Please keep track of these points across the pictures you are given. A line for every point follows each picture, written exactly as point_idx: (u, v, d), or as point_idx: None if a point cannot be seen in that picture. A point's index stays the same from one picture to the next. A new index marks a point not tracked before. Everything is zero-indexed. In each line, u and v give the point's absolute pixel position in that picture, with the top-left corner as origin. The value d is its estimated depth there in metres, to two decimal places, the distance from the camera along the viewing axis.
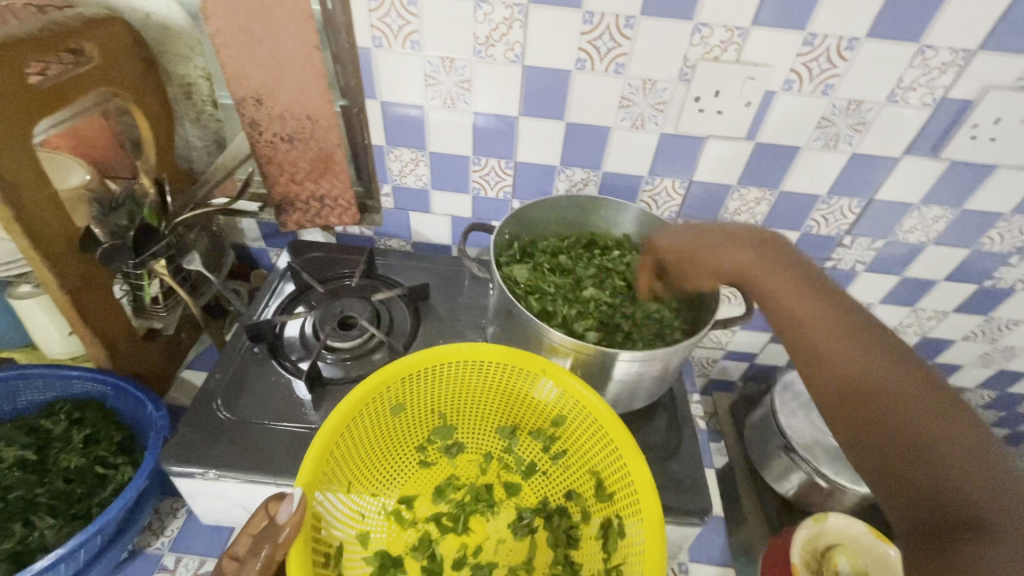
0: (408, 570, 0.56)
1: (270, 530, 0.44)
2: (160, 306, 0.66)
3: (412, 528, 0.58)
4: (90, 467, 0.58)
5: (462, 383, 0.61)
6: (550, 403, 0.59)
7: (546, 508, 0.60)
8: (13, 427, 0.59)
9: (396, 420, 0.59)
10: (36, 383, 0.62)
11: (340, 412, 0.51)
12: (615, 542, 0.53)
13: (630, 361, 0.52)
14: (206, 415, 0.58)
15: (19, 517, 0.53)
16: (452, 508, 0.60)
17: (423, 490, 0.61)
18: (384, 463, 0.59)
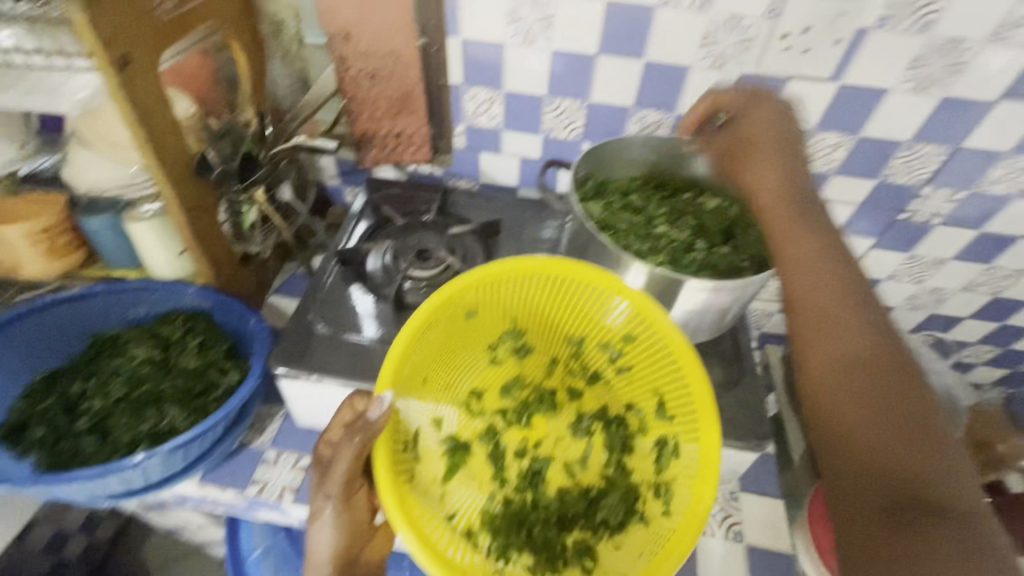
0: (476, 452, 0.62)
1: (367, 425, 0.49)
2: (257, 232, 0.73)
3: (480, 416, 0.65)
4: (205, 368, 0.65)
5: (537, 292, 0.62)
6: (621, 321, 0.61)
7: (605, 416, 0.65)
8: (139, 331, 0.68)
9: (471, 321, 0.62)
10: (154, 294, 0.69)
11: (420, 318, 0.54)
12: (668, 460, 0.57)
13: (700, 290, 0.55)
14: (305, 327, 0.65)
15: (152, 405, 0.61)
16: (516, 406, 0.66)
17: (490, 385, 0.66)
18: (461, 358, 0.63)
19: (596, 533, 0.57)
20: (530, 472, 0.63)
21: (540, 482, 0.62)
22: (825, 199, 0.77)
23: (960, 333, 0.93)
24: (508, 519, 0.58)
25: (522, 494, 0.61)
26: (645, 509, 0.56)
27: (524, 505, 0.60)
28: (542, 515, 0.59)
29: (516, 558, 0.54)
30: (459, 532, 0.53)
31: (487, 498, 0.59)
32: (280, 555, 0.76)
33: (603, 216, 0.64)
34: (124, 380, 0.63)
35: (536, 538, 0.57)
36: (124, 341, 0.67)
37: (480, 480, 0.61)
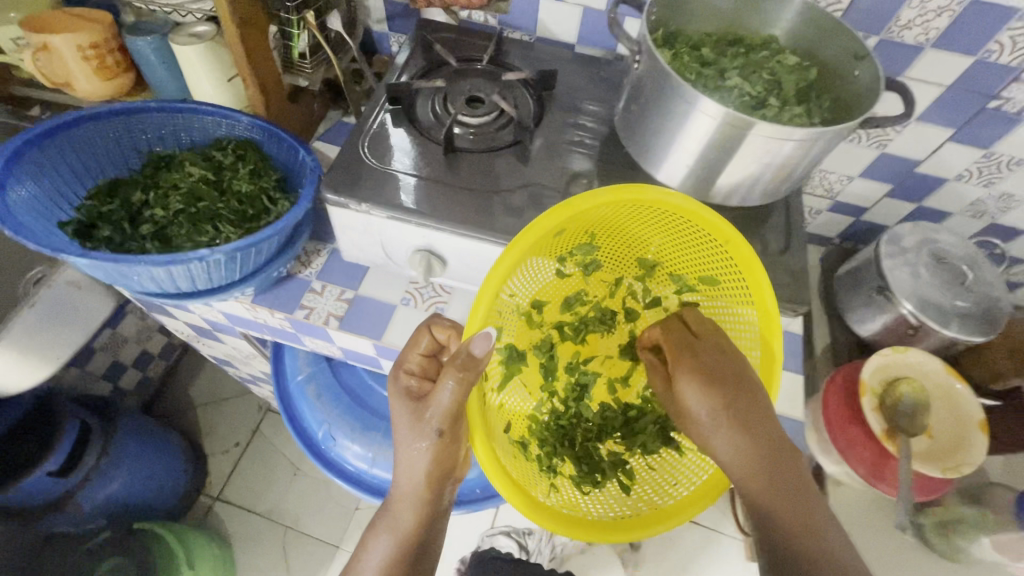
0: (531, 360, 0.68)
1: (469, 361, 0.52)
2: (307, 62, 0.71)
3: (540, 328, 0.69)
4: (258, 195, 0.66)
5: (630, 215, 0.61)
6: (711, 258, 0.62)
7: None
8: (193, 153, 0.68)
9: (554, 240, 0.60)
10: (207, 119, 0.69)
11: (517, 246, 0.49)
12: None
13: (787, 138, 0.51)
14: (355, 159, 0.64)
15: (208, 221, 0.63)
16: (573, 321, 0.72)
17: (554, 306, 0.69)
18: (539, 273, 0.64)
19: (630, 452, 0.67)
20: (576, 386, 0.71)
21: (584, 396, 0.71)
22: (911, 79, 0.71)
23: (1016, 248, 0.89)
24: (553, 432, 0.67)
25: (567, 410, 0.70)
26: (681, 441, 0.66)
27: (569, 420, 0.70)
28: (585, 431, 0.69)
29: (562, 469, 0.64)
30: (515, 444, 0.62)
31: (535, 406, 0.69)
32: (323, 382, 0.82)
33: (674, 60, 0.60)
34: (182, 194, 0.64)
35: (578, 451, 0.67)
36: (179, 160, 0.68)
37: (531, 390, 0.69)
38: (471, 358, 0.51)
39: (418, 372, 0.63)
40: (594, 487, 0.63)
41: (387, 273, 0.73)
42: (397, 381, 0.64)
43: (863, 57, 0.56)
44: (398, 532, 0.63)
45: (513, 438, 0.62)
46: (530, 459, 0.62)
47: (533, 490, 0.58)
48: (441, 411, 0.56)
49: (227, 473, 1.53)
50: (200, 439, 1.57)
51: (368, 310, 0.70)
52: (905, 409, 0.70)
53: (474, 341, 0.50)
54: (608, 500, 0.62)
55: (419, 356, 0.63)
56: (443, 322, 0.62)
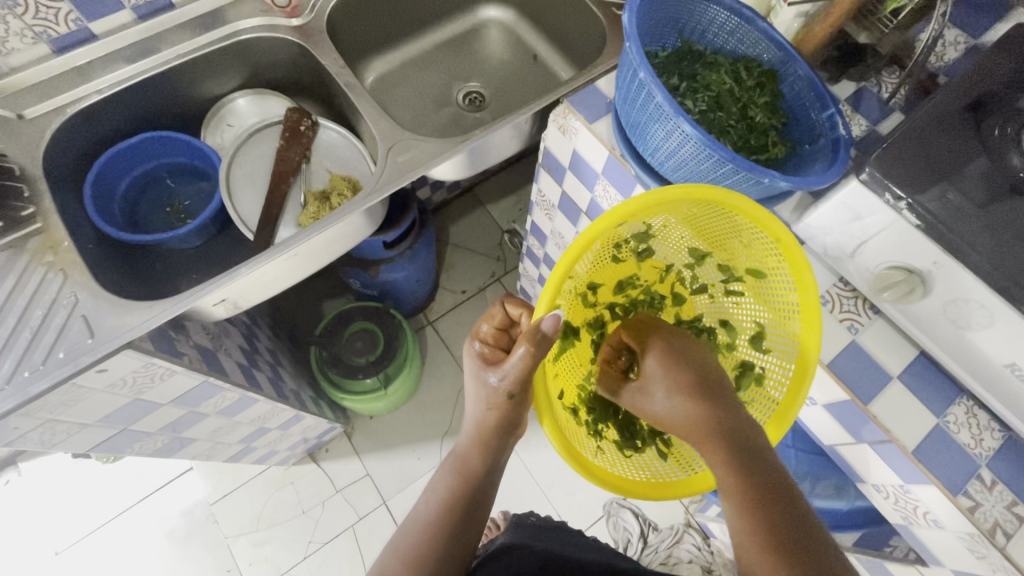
0: (583, 337, 0.72)
1: (542, 335, 0.57)
2: (891, 21, 0.68)
3: (594, 308, 0.72)
4: (766, 132, 0.64)
5: (695, 211, 0.62)
6: (761, 254, 0.63)
7: (670, 305, 0.75)
8: (724, 59, 0.67)
9: (617, 228, 0.61)
10: (750, 34, 0.67)
11: (586, 239, 0.57)
12: (747, 383, 0.68)
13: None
14: (904, 154, 0.56)
15: (719, 131, 0.63)
16: (625, 302, 0.75)
17: (612, 274, 0.71)
18: (600, 255, 0.65)
19: None
20: None
21: None
22: None
23: None
24: (599, 399, 0.72)
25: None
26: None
27: None
28: None
29: (606, 433, 0.70)
30: (567, 409, 0.67)
31: (585, 376, 0.73)
32: None
33: None
34: (709, 96, 0.64)
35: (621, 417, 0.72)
36: (711, 60, 0.67)
37: (582, 358, 0.73)
38: (543, 338, 0.57)
39: (490, 342, 0.69)
40: (634, 451, 0.70)
41: (817, 264, 0.70)
42: (466, 347, 0.69)
43: None
44: (465, 464, 0.68)
45: (565, 404, 0.67)
46: (580, 423, 0.68)
47: (585, 450, 0.64)
48: (514, 377, 0.61)
49: (446, 309, 1.72)
50: (442, 271, 1.76)
51: None
52: None
53: (544, 319, 0.57)
54: (651, 462, 0.69)
55: (491, 328, 0.69)
56: (514, 298, 0.68)
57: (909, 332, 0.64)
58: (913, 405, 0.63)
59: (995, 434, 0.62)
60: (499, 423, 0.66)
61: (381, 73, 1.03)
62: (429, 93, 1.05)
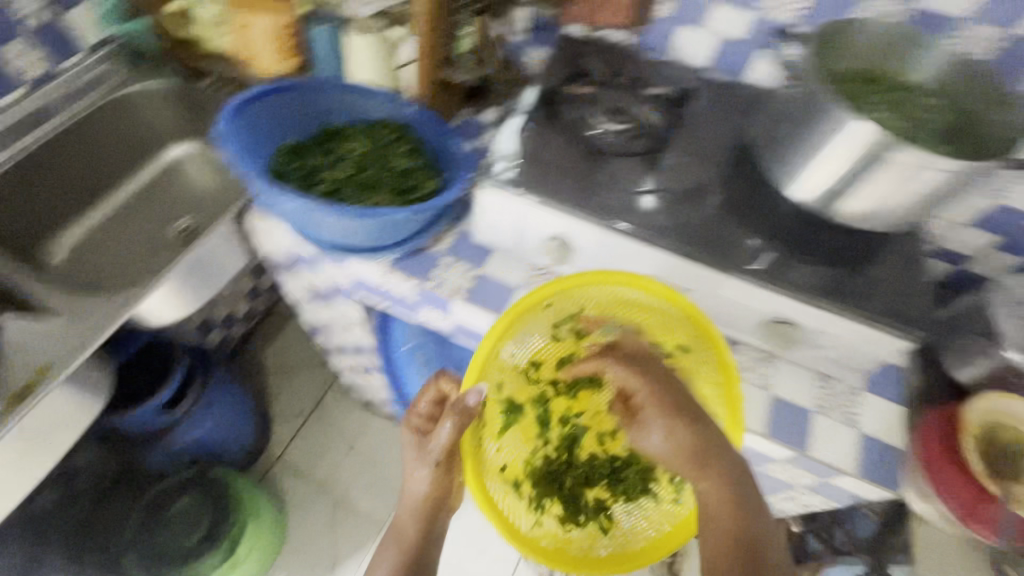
0: (527, 414, 0.72)
1: (464, 409, 0.63)
2: (468, 59, 0.80)
3: (537, 384, 0.73)
4: (415, 172, 0.74)
5: (598, 293, 0.69)
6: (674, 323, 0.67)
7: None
8: (359, 127, 0.76)
9: (540, 309, 0.68)
10: (373, 100, 0.77)
11: (509, 314, 0.65)
12: None
13: (938, 171, 0.55)
14: (502, 156, 0.70)
15: (374, 188, 0.71)
16: (569, 377, 0.74)
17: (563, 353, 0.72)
18: (529, 329, 0.69)
19: (613, 497, 0.70)
20: (567, 438, 0.74)
21: (574, 447, 0.74)
22: None
23: None
24: (545, 478, 0.70)
25: (559, 457, 0.73)
26: (656, 488, 0.68)
27: (560, 466, 0.72)
28: (573, 476, 0.72)
29: (549, 509, 0.68)
30: (505, 482, 0.67)
31: (531, 451, 0.72)
32: (429, 352, 0.88)
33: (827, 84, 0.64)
34: (349, 164, 0.72)
35: (565, 492, 0.70)
36: (349, 132, 0.76)
37: (526, 435, 0.72)
38: (466, 410, 0.63)
39: (424, 419, 0.73)
40: (574, 526, 0.68)
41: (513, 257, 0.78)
42: (403, 422, 0.74)
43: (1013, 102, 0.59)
44: (403, 533, 0.73)
45: (504, 478, 0.67)
46: (521, 498, 0.67)
47: (520, 521, 0.65)
48: (438, 451, 0.68)
49: (289, 438, 1.60)
50: (269, 402, 1.65)
51: (491, 289, 0.76)
52: (1008, 452, 0.67)
53: (468, 394, 0.62)
54: (586, 542, 0.66)
55: (426, 403, 0.73)
56: (450, 375, 0.73)
57: None
58: None
59: None
60: (432, 494, 0.73)
61: (76, 246, 0.98)
62: (138, 243, 1.01)
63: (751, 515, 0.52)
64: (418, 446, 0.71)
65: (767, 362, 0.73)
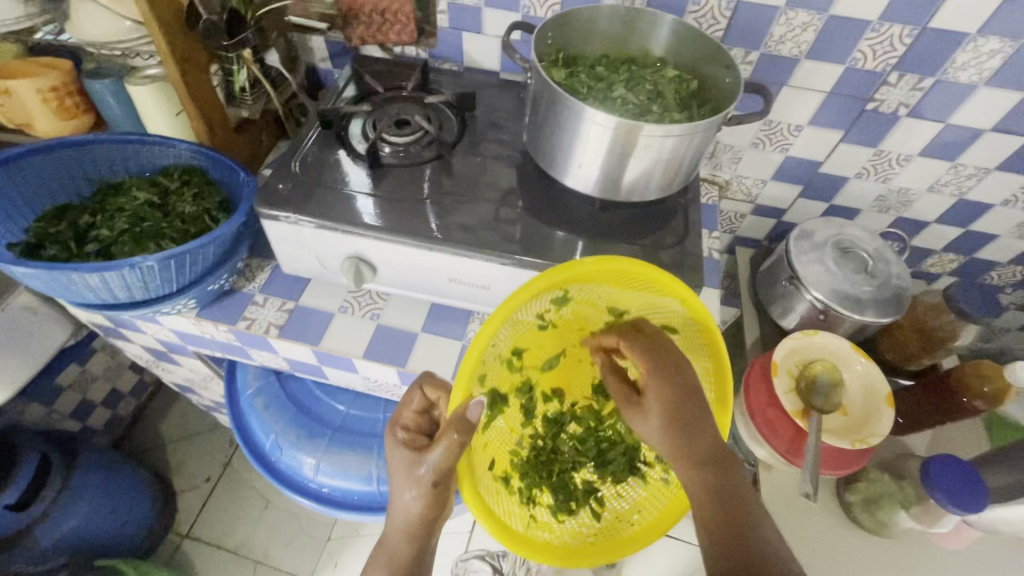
0: (510, 405, 0.62)
1: (466, 424, 0.51)
2: (248, 95, 0.78)
3: (521, 373, 0.62)
4: (201, 215, 0.72)
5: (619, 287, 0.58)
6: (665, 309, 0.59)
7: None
8: (140, 180, 0.75)
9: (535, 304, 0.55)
10: (154, 149, 0.76)
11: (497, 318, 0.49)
12: None
13: (665, 136, 0.58)
14: (283, 181, 0.69)
15: (153, 239, 0.68)
16: (548, 362, 0.66)
17: (545, 344, 0.63)
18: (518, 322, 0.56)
19: (602, 480, 0.66)
20: (552, 419, 0.68)
21: (560, 430, 0.68)
22: (797, 87, 0.78)
23: (924, 241, 0.97)
24: (532, 464, 0.65)
25: (544, 439, 0.67)
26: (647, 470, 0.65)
27: (546, 454, 0.66)
28: (561, 462, 0.67)
29: (540, 499, 0.62)
30: (499, 479, 0.60)
31: (515, 442, 0.64)
32: (270, 395, 0.86)
33: (568, 80, 0.68)
34: (128, 217, 0.70)
35: (554, 481, 0.64)
36: (128, 187, 0.74)
37: (511, 425, 0.64)
38: (465, 424, 0.51)
39: (412, 428, 0.61)
40: (569, 515, 0.62)
41: (328, 284, 0.77)
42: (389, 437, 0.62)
43: (733, 66, 0.63)
44: (395, 564, 0.58)
45: (495, 473, 0.60)
46: (512, 491, 0.60)
47: (515, 521, 0.57)
48: (435, 472, 0.55)
49: (197, 510, 1.51)
50: (171, 476, 1.55)
51: (307, 319, 0.74)
52: (819, 386, 0.73)
53: (469, 408, 0.50)
54: (584, 527, 0.61)
55: (412, 414, 0.62)
56: (435, 381, 0.62)
57: (401, 292, 0.75)
58: (441, 343, 0.74)
59: None
60: (423, 516, 0.58)
61: None
62: None
63: (729, 501, 0.48)
64: (411, 461, 0.57)
65: None
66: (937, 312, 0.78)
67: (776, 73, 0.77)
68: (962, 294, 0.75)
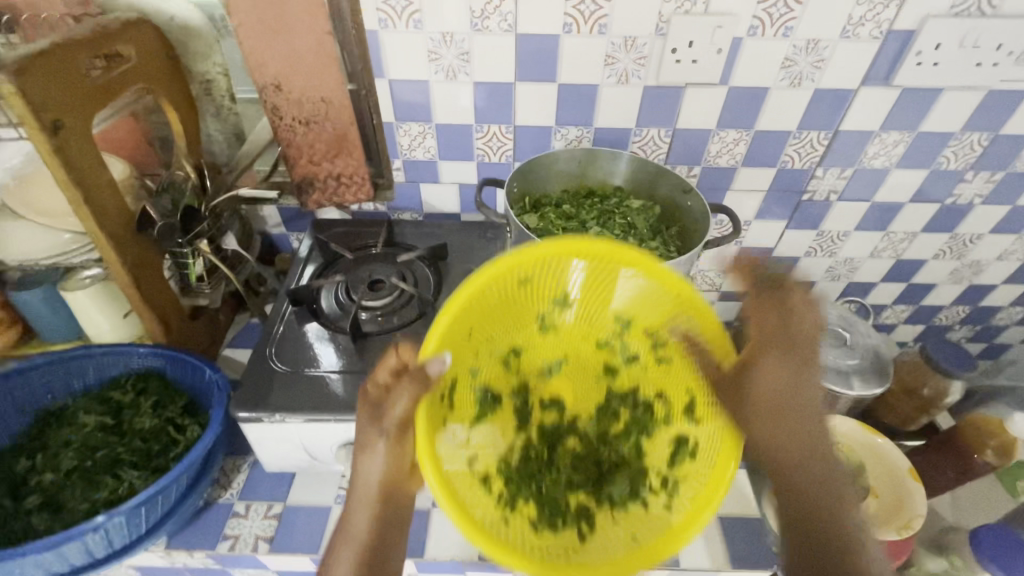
0: (505, 407, 0.60)
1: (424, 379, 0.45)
2: (205, 284, 0.73)
3: (514, 377, 0.62)
4: (163, 427, 0.64)
5: (610, 287, 0.57)
6: (655, 305, 0.56)
7: (643, 368, 0.61)
8: (86, 399, 0.66)
9: (521, 289, 0.56)
10: (101, 360, 0.68)
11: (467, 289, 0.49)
12: (685, 454, 0.55)
13: None
14: (263, 373, 0.63)
15: (108, 472, 0.60)
16: (548, 366, 0.64)
17: (545, 343, 0.63)
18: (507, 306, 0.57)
19: (598, 503, 0.56)
20: (548, 435, 0.62)
21: (556, 445, 0.62)
22: (740, 190, 0.85)
23: (876, 299, 1.04)
24: (517, 477, 0.56)
25: (539, 449, 0.61)
26: (648, 496, 0.55)
27: (535, 464, 0.59)
28: (553, 479, 0.58)
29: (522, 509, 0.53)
30: (476, 477, 0.52)
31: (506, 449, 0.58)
32: None
33: (542, 226, 0.70)
34: (75, 451, 0.61)
35: (544, 496, 0.56)
36: (72, 411, 0.65)
37: (503, 429, 0.59)
38: (425, 381, 0.45)
39: None
40: (553, 530, 0.52)
41: (317, 473, 0.69)
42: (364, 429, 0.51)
43: (694, 194, 0.67)
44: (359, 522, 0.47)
45: (472, 466, 0.53)
46: (491, 492, 0.52)
47: (483, 513, 0.48)
48: (396, 426, 0.46)
49: None
50: None
51: (301, 523, 0.65)
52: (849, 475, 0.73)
53: (431, 360, 0.45)
54: (567, 546, 0.51)
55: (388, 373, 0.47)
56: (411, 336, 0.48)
57: None
58: None
59: None
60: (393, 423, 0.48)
61: None
62: None
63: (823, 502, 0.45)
64: (372, 410, 0.47)
65: None
66: (921, 373, 0.81)
67: (719, 181, 0.83)
68: (937, 353, 0.80)
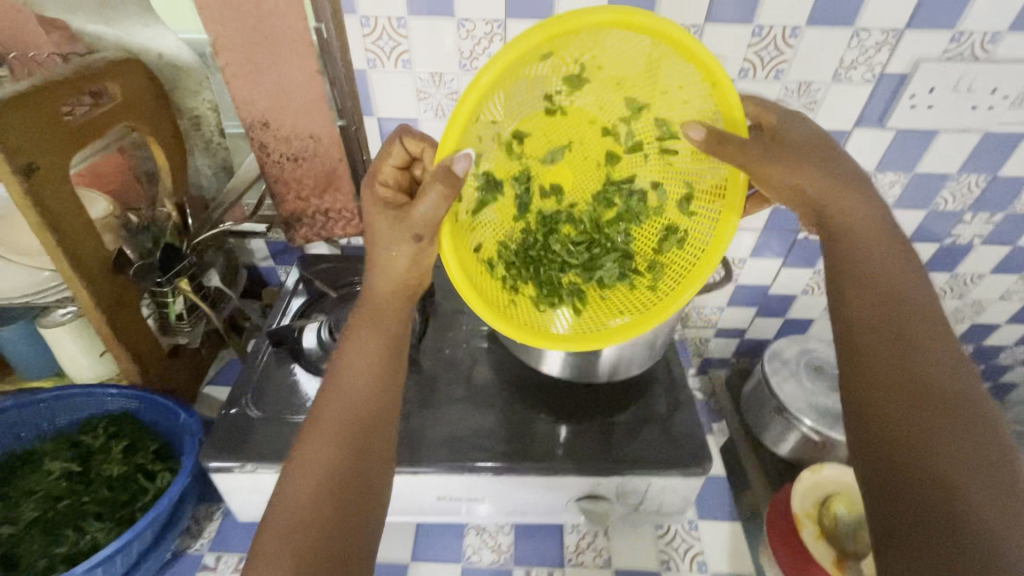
0: (505, 193, 0.56)
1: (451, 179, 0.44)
2: (185, 322, 0.70)
3: (519, 161, 0.55)
4: (132, 474, 0.61)
5: (623, 71, 0.49)
6: (680, 109, 0.50)
7: (645, 154, 0.56)
8: (55, 443, 0.64)
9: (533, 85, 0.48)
10: (72, 402, 0.66)
11: (475, 93, 0.41)
12: (671, 243, 0.56)
13: None
14: (238, 419, 0.61)
15: (71, 524, 0.57)
16: (553, 145, 0.57)
17: (550, 131, 0.55)
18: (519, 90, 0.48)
19: (588, 282, 0.60)
20: (548, 218, 0.60)
21: (554, 229, 0.60)
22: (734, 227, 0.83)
23: None
24: (519, 256, 0.58)
25: (539, 237, 0.60)
26: (636, 277, 0.58)
27: (537, 249, 0.60)
28: (554, 259, 0.60)
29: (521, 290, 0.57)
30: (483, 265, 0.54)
31: (505, 238, 0.58)
32: None
33: None
34: (37, 501, 0.59)
35: (538, 278, 0.59)
36: (39, 456, 0.63)
37: (503, 216, 0.57)
38: (450, 179, 0.43)
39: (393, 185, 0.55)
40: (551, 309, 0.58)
41: None
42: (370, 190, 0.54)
43: None
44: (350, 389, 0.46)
45: (480, 259, 0.54)
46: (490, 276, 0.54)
47: (495, 300, 0.52)
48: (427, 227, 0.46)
49: None
50: None
51: None
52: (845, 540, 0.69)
53: (456, 159, 0.43)
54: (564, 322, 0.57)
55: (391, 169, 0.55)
56: (415, 135, 0.55)
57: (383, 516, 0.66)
58: (437, 569, 0.64)
59: (505, 528, 0.67)
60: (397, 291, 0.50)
61: None
62: None
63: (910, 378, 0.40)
64: (396, 216, 0.48)
65: (598, 533, 0.67)
66: None
67: None
68: None
